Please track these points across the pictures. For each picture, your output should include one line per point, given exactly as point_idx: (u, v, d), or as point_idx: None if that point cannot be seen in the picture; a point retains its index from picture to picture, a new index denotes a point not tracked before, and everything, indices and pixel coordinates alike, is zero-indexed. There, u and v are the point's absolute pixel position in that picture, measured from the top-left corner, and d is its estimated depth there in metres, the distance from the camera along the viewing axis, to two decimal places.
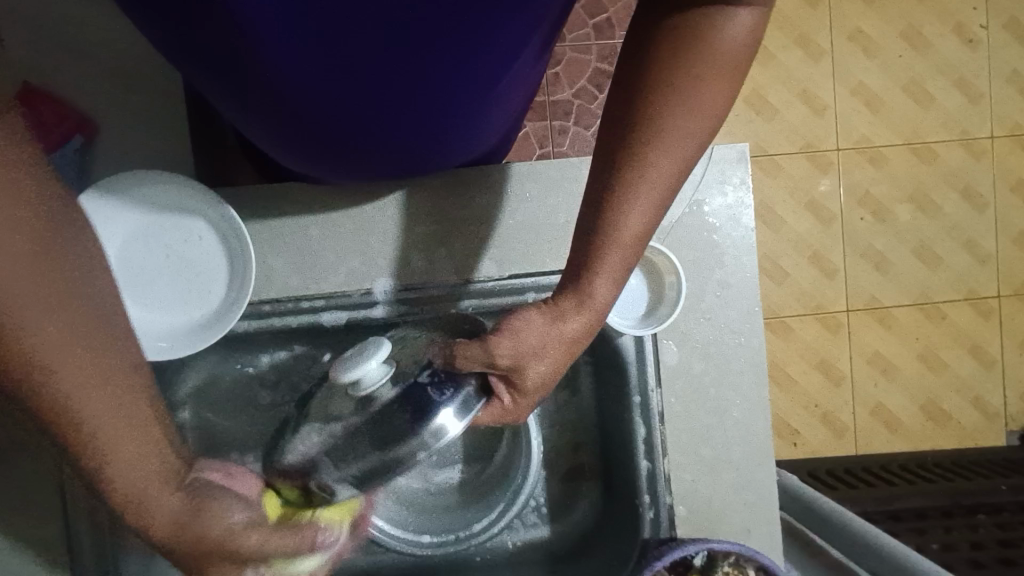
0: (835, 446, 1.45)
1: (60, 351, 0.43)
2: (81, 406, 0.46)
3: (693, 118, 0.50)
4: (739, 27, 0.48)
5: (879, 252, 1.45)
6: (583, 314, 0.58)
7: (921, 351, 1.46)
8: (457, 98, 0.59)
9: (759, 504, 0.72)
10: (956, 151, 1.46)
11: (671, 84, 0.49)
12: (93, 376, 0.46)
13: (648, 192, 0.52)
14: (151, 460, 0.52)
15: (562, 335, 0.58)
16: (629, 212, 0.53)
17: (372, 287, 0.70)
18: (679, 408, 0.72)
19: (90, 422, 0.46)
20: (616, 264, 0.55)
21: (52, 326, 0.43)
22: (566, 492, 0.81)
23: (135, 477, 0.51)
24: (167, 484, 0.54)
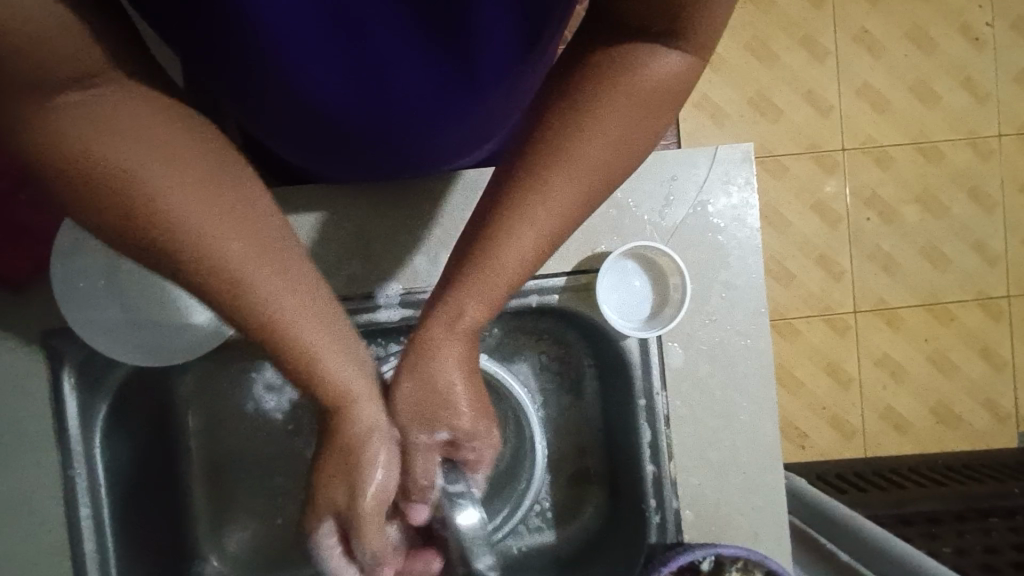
0: (844, 449, 1.44)
1: (200, 213, 0.42)
2: (210, 233, 0.42)
3: (596, 152, 0.47)
4: (662, 68, 0.46)
5: (887, 254, 1.44)
6: (458, 343, 0.52)
7: (931, 353, 1.45)
8: (461, 98, 0.58)
9: (767, 508, 0.71)
10: (963, 150, 1.44)
11: (578, 111, 0.47)
12: (209, 201, 0.42)
13: (540, 222, 0.48)
14: (300, 301, 0.47)
15: (442, 368, 0.52)
16: (511, 237, 0.49)
17: (374, 293, 0.70)
18: (686, 412, 0.71)
19: (214, 259, 0.43)
20: (491, 297, 0.51)
21: (236, 245, 0.43)
22: (571, 497, 0.81)
23: (309, 342, 0.47)
24: (334, 353, 0.49)
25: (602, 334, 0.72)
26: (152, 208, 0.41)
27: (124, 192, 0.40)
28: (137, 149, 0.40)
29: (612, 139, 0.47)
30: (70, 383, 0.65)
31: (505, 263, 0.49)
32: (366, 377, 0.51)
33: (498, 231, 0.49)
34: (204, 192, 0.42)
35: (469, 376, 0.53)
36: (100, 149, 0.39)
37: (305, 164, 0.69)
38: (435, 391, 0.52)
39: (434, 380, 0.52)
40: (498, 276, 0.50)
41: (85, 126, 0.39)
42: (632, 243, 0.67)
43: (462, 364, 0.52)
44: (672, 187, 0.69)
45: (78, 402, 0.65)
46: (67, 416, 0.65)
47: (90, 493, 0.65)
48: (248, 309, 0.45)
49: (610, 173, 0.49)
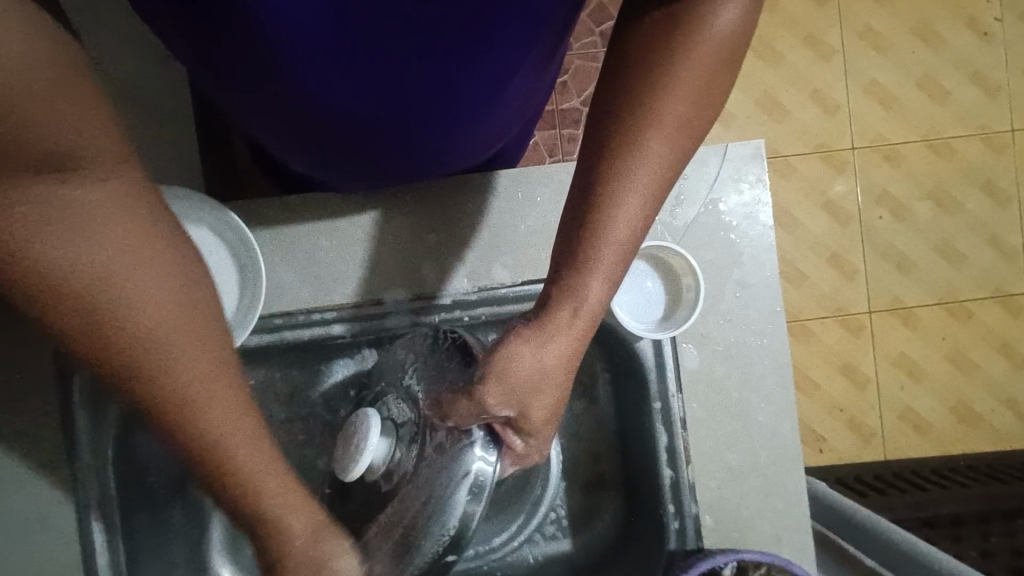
0: (863, 452, 1.41)
1: (170, 334, 0.39)
2: (171, 351, 0.40)
3: (686, 111, 0.49)
4: (726, 20, 0.47)
5: (900, 252, 1.42)
6: (578, 319, 0.54)
7: (948, 352, 1.42)
8: (471, 100, 0.57)
9: (788, 512, 0.69)
10: (975, 145, 1.42)
11: (653, 75, 0.48)
12: (177, 322, 0.40)
13: (644, 185, 0.50)
14: (241, 425, 0.45)
15: (564, 343, 0.54)
16: (620, 206, 0.50)
17: (383, 299, 0.68)
18: (702, 414, 0.69)
19: (166, 373, 0.40)
20: (610, 268, 0.53)
21: (192, 357, 0.41)
22: (587, 503, 0.80)
23: (239, 449, 0.45)
24: (257, 459, 0.46)
25: (615, 338, 0.71)
26: (114, 321, 0.37)
27: (73, 297, 0.36)
28: (101, 248, 0.37)
29: (695, 95, 0.49)
30: (78, 398, 0.65)
31: (618, 238, 0.51)
32: (293, 484, 0.49)
33: (605, 205, 0.51)
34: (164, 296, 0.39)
35: (577, 350, 0.55)
36: (60, 246, 0.35)
37: (311, 169, 0.68)
38: (549, 363, 0.54)
39: (548, 353, 0.54)
40: (611, 243, 0.52)
41: (45, 227, 0.35)
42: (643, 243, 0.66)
43: (579, 337, 0.54)
44: (682, 187, 0.68)
45: (88, 414, 0.66)
46: (78, 429, 0.65)
47: (102, 504, 0.65)
48: (170, 416, 0.41)
49: (697, 128, 0.50)
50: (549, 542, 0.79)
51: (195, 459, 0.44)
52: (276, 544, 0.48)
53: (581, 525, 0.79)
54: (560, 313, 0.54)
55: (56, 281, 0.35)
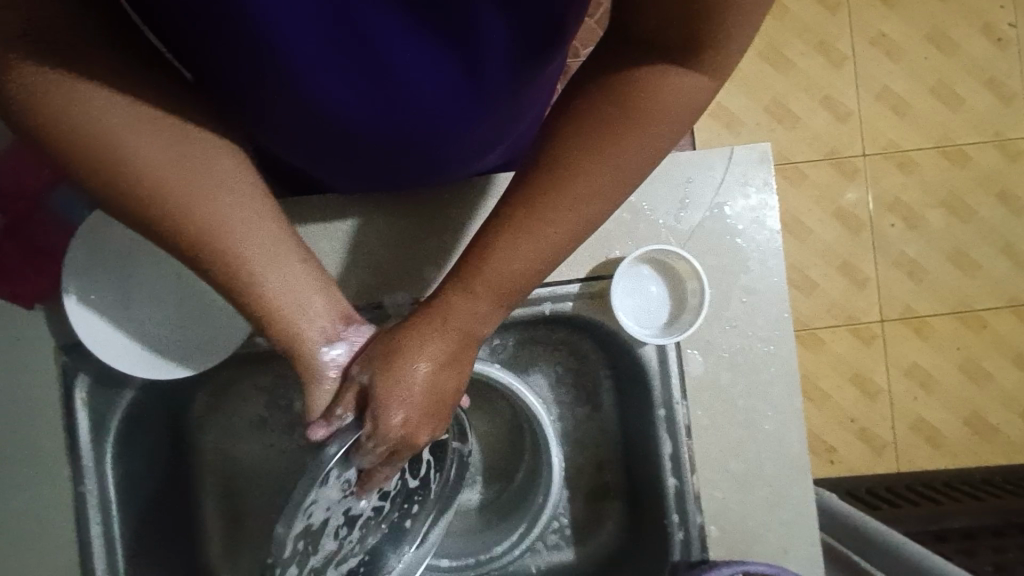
0: (875, 464, 1.38)
1: (185, 173, 0.46)
2: (202, 194, 0.46)
3: (603, 174, 0.48)
4: (679, 90, 0.46)
5: (913, 260, 1.40)
6: (437, 331, 0.53)
7: (963, 362, 1.39)
8: (470, 102, 0.56)
9: (796, 523, 0.67)
10: (989, 153, 1.40)
11: (592, 127, 0.48)
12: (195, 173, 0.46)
13: (540, 231, 0.50)
14: (234, 177, 0.49)
15: (415, 347, 0.53)
16: (507, 241, 0.51)
17: (383, 303, 0.68)
18: (707, 422, 0.68)
19: (197, 211, 0.46)
20: (482, 293, 0.52)
21: (157, 138, 0.45)
22: (590, 512, 0.79)
23: (253, 235, 0.49)
24: (261, 234, 0.50)
25: (619, 344, 0.70)
26: (142, 170, 0.44)
27: (98, 148, 0.43)
28: (95, 106, 0.43)
29: (621, 158, 0.48)
30: (81, 398, 0.64)
31: (496, 272, 0.51)
32: (335, 311, 0.56)
33: (495, 234, 0.51)
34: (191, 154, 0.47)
35: (437, 367, 0.53)
36: (86, 113, 0.42)
37: (308, 168, 0.67)
38: (399, 368, 0.53)
39: (401, 360, 0.53)
40: (493, 274, 0.52)
41: (72, 95, 0.42)
42: (648, 247, 0.65)
43: (432, 352, 0.53)
44: (687, 191, 0.67)
45: (90, 419, 0.64)
46: (80, 430, 0.64)
47: (101, 510, 0.65)
48: (228, 266, 0.49)
49: (615, 191, 0.50)
50: (550, 552, 0.78)
51: (221, 276, 0.49)
52: (288, 338, 0.53)
53: (585, 530, 0.79)
54: (423, 323, 0.54)
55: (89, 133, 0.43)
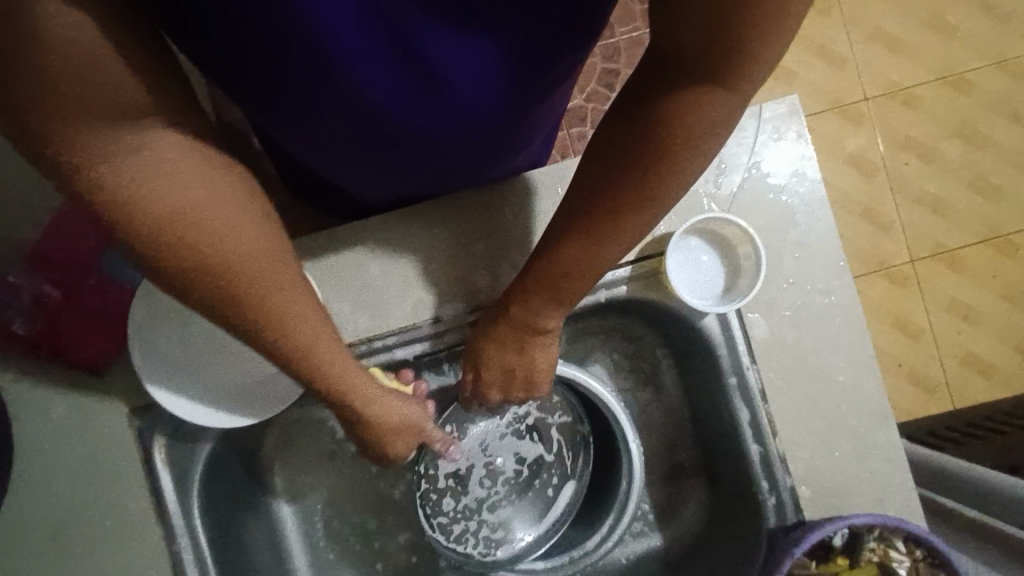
0: (931, 405, 1.36)
1: (247, 253, 0.46)
2: (261, 274, 0.47)
3: (625, 196, 0.51)
4: (712, 109, 0.46)
5: (935, 195, 1.38)
6: (521, 338, 0.61)
7: (1002, 289, 1.38)
8: (513, 108, 0.55)
9: (886, 471, 0.66)
10: (992, 76, 1.39)
11: (635, 146, 0.49)
12: (259, 254, 0.47)
13: (597, 245, 0.53)
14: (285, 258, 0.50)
15: (507, 350, 0.62)
16: (567, 255, 0.54)
17: (440, 314, 0.68)
18: (782, 383, 0.67)
19: (256, 292, 0.47)
20: (553, 304, 0.58)
21: (222, 216, 0.45)
22: (668, 494, 0.78)
23: (304, 311, 0.51)
24: (309, 311, 0.52)
25: (677, 320, 0.69)
26: (206, 251, 0.45)
27: (159, 220, 0.43)
28: (160, 180, 0.42)
29: (664, 173, 0.50)
30: (161, 457, 0.64)
31: (563, 285, 0.56)
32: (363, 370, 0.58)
33: (559, 250, 0.54)
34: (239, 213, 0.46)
35: (525, 358, 0.63)
36: (151, 189, 0.42)
37: (349, 183, 0.67)
38: (495, 364, 0.64)
39: (497, 359, 0.63)
40: (562, 284, 0.56)
41: (137, 172, 0.41)
42: (694, 217, 0.65)
43: (522, 352, 0.62)
44: (721, 155, 0.67)
45: (172, 476, 0.64)
46: (164, 490, 0.63)
47: (197, 563, 0.63)
48: (281, 339, 0.50)
49: (663, 201, 0.51)
50: (638, 540, 0.77)
51: (270, 347, 0.51)
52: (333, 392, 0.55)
53: (668, 512, 0.78)
54: (508, 331, 0.61)
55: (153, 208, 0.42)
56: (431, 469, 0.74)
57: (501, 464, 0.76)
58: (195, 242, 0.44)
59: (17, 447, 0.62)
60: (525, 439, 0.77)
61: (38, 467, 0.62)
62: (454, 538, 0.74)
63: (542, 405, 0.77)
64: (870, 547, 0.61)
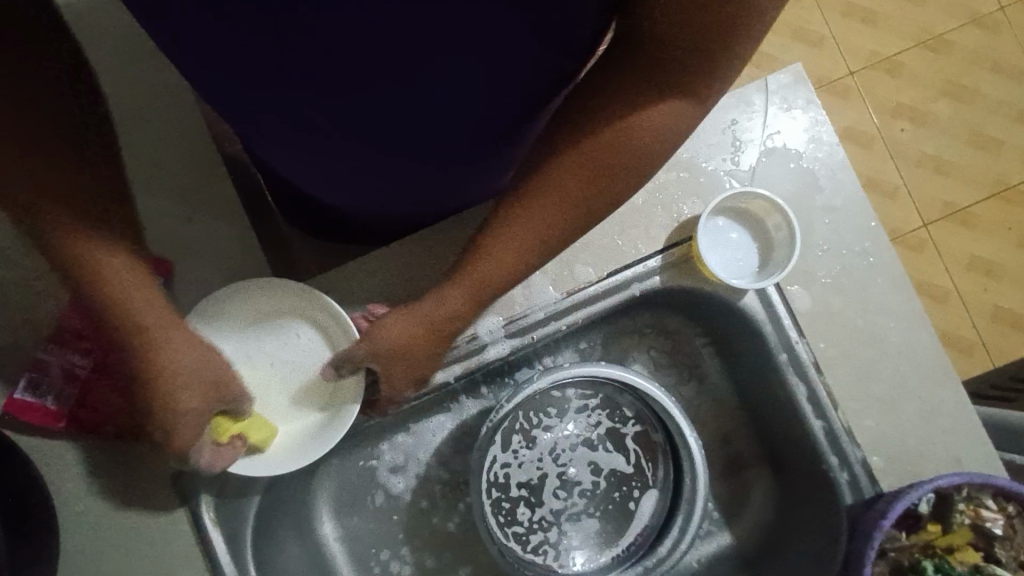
0: (971, 366, 1.33)
1: (105, 276, 0.47)
2: (111, 288, 0.47)
3: (583, 169, 0.47)
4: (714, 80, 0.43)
5: (936, 156, 1.38)
6: (459, 311, 0.54)
7: (1019, 241, 1.36)
8: (519, 124, 0.53)
9: (958, 428, 0.64)
10: (970, 33, 1.40)
11: (624, 87, 0.45)
12: (114, 270, 0.47)
13: (549, 197, 0.48)
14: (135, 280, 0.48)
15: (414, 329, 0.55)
16: (529, 197, 0.49)
17: (477, 331, 0.66)
18: (835, 352, 0.65)
19: (111, 304, 0.47)
20: (491, 266, 0.51)
21: (77, 234, 0.46)
22: (733, 488, 0.75)
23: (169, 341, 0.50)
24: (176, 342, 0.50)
25: (715, 303, 0.67)
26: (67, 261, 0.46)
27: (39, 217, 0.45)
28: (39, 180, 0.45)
29: (642, 129, 0.46)
30: (209, 518, 0.61)
31: (499, 239, 0.50)
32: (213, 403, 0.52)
33: (526, 183, 0.49)
34: (81, 213, 0.46)
35: (424, 337, 0.55)
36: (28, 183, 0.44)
37: (358, 208, 0.66)
38: (394, 344, 0.55)
39: (385, 337, 0.55)
40: (509, 233, 0.50)
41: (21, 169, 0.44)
42: (719, 197, 0.64)
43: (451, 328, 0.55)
44: (735, 132, 0.66)
45: (224, 540, 0.61)
46: (217, 554, 0.61)
47: None
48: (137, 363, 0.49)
49: (635, 161, 0.47)
50: (710, 542, 0.74)
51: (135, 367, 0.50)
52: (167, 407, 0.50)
53: (735, 505, 0.75)
54: (447, 296, 0.53)
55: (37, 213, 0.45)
56: (500, 476, 0.73)
57: (576, 475, 0.74)
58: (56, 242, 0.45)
59: (62, 524, 0.60)
60: (602, 450, 0.74)
61: (85, 542, 0.60)
62: (531, 548, 0.72)
63: (613, 415, 0.75)
64: (960, 509, 0.58)
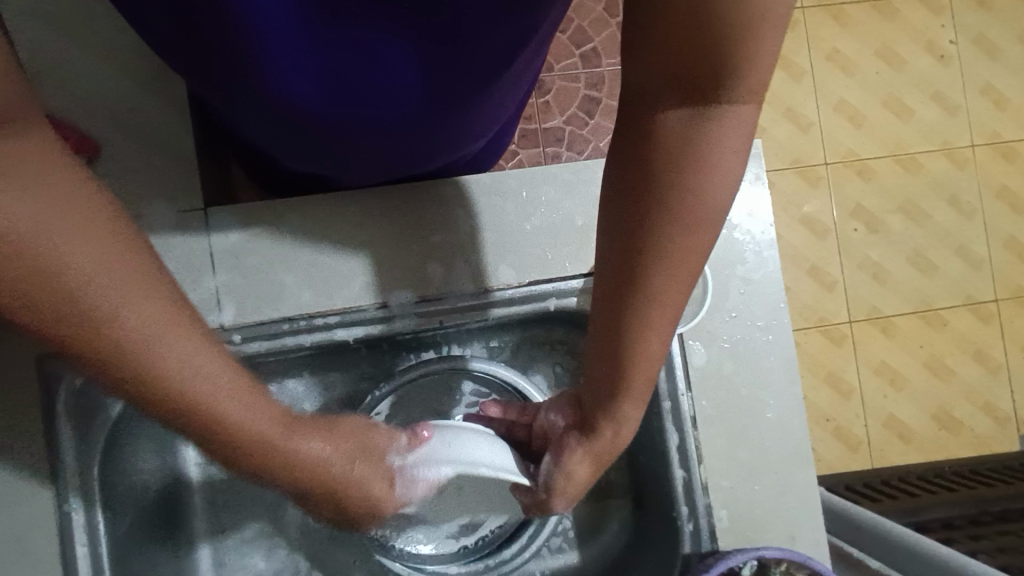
0: (850, 461, 1.42)
1: (161, 356, 0.34)
2: (182, 383, 0.35)
3: (694, 238, 0.46)
4: (736, 123, 0.42)
5: (876, 263, 1.46)
6: (636, 397, 0.52)
7: (926, 360, 1.45)
8: (442, 106, 0.57)
9: (801, 509, 0.68)
10: (939, 160, 1.48)
11: (681, 161, 0.43)
12: (177, 351, 0.34)
13: (680, 280, 0.47)
14: (128, 293, 0.33)
15: (635, 394, 0.51)
16: (658, 296, 0.47)
17: (389, 300, 0.67)
18: (712, 411, 0.69)
19: (183, 399, 0.35)
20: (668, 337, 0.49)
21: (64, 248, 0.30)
22: (594, 513, 0.78)
23: (211, 382, 0.36)
24: (252, 408, 0.38)
25: None
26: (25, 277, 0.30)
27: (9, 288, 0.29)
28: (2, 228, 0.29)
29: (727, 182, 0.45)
30: (65, 412, 0.61)
31: (670, 307, 0.48)
32: (344, 436, 0.46)
33: (644, 291, 0.47)
34: (120, 304, 0.32)
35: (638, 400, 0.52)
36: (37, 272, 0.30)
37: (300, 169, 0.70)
38: (620, 421, 0.53)
39: (615, 414, 0.52)
40: (661, 323, 0.48)
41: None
42: None
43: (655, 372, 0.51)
44: None
45: (76, 436, 0.61)
46: (63, 451, 0.61)
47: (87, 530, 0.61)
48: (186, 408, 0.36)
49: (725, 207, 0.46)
50: (557, 557, 0.77)
51: (195, 430, 0.38)
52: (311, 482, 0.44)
53: (592, 527, 0.78)
54: (636, 371, 0.50)
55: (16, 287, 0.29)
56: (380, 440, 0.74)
57: None
58: (86, 334, 0.32)
59: None
60: None
61: None
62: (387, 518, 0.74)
63: None
64: None
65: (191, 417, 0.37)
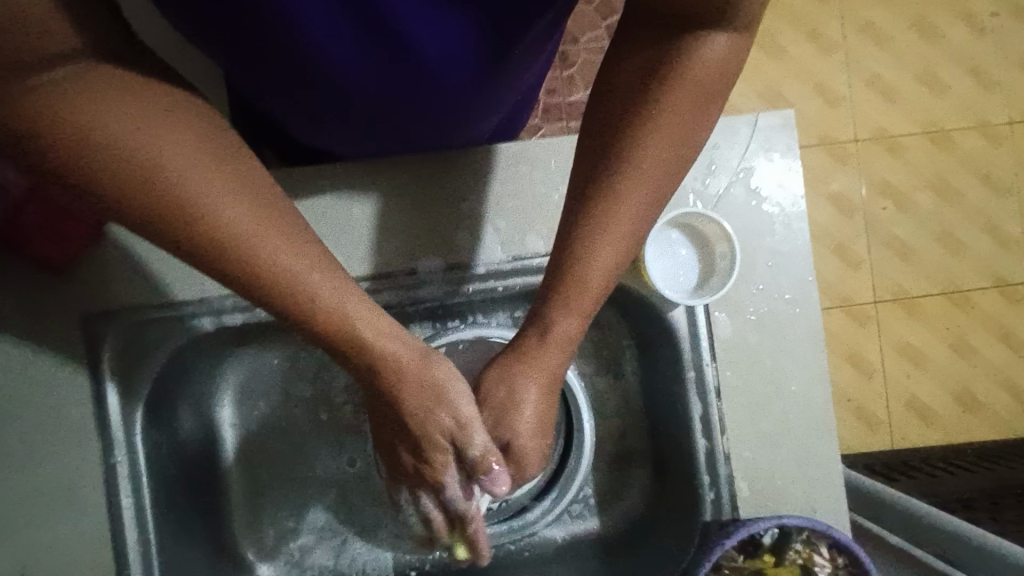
0: (870, 441, 1.41)
1: (255, 227, 0.44)
2: (266, 246, 0.45)
3: (657, 145, 0.51)
4: (714, 50, 0.50)
5: (904, 241, 1.43)
6: (582, 307, 0.55)
7: (952, 341, 1.43)
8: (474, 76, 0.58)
9: (823, 480, 0.69)
10: (973, 137, 1.44)
11: (665, 78, 0.50)
12: (255, 212, 0.44)
13: (635, 182, 0.52)
14: (208, 164, 0.42)
15: (578, 305, 0.55)
16: (617, 190, 0.52)
17: (417, 267, 0.68)
18: (736, 382, 0.69)
19: (261, 253, 0.44)
20: (621, 240, 0.53)
21: (160, 137, 0.41)
22: (614, 481, 0.79)
23: (278, 248, 0.45)
24: (300, 256, 0.46)
25: (648, 309, 0.71)
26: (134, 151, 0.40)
27: (123, 162, 0.39)
28: (117, 115, 0.39)
29: (694, 103, 0.51)
30: (109, 368, 0.64)
31: (625, 207, 0.53)
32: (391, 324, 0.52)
33: (604, 182, 0.52)
34: (202, 165, 0.42)
35: (584, 313, 0.55)
36: (137, 150, 0.40)
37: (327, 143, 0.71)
38: (563, 335, 0.56)
39: (556, 325, 0.55)
40: (617, 221, 0.53)
41: (85, 116, 0.38)
42: (677, 211, 0.67)
43: (604, 284, 0.55)
44: (714, 156, 0.69)
45: (119, 393, 0.64)
46: (109, 407, 0.64)
47: (132, 481, 0.64)
48: (258, 267, 0.45)
49: (694, 128, 0.52)
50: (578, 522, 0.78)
51: (251, 284, 0.45)
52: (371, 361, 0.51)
53: (612, 494, 0.79)
54: (582, 271, 0.54)
55: (134, 166, 0.40)
56: None
57: None
58: (180, 203, 0.41)
59: None
60: None
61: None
62: None
63: None
64: (796, 548, 0.64)
65: (238, 256, 0.44)
